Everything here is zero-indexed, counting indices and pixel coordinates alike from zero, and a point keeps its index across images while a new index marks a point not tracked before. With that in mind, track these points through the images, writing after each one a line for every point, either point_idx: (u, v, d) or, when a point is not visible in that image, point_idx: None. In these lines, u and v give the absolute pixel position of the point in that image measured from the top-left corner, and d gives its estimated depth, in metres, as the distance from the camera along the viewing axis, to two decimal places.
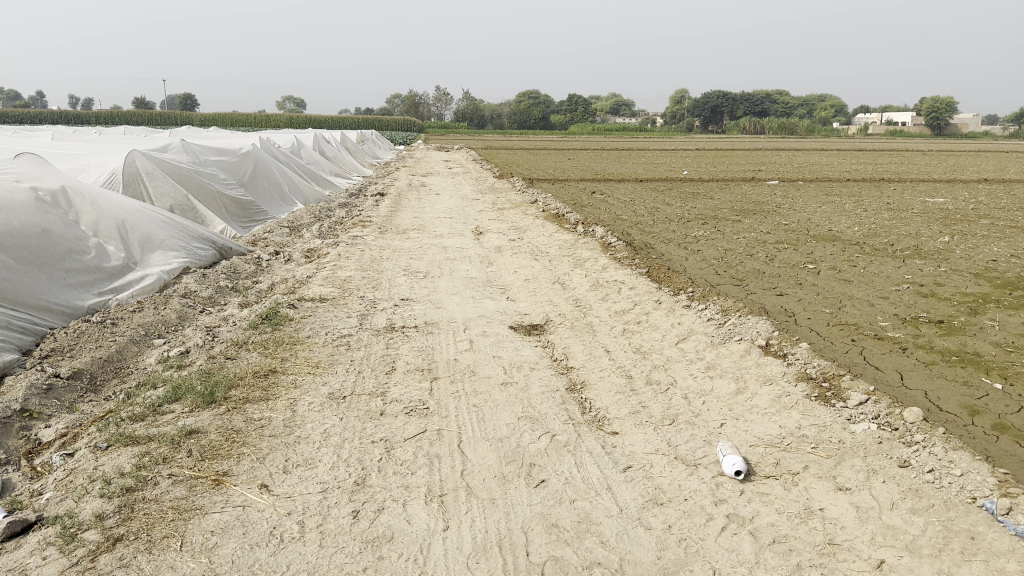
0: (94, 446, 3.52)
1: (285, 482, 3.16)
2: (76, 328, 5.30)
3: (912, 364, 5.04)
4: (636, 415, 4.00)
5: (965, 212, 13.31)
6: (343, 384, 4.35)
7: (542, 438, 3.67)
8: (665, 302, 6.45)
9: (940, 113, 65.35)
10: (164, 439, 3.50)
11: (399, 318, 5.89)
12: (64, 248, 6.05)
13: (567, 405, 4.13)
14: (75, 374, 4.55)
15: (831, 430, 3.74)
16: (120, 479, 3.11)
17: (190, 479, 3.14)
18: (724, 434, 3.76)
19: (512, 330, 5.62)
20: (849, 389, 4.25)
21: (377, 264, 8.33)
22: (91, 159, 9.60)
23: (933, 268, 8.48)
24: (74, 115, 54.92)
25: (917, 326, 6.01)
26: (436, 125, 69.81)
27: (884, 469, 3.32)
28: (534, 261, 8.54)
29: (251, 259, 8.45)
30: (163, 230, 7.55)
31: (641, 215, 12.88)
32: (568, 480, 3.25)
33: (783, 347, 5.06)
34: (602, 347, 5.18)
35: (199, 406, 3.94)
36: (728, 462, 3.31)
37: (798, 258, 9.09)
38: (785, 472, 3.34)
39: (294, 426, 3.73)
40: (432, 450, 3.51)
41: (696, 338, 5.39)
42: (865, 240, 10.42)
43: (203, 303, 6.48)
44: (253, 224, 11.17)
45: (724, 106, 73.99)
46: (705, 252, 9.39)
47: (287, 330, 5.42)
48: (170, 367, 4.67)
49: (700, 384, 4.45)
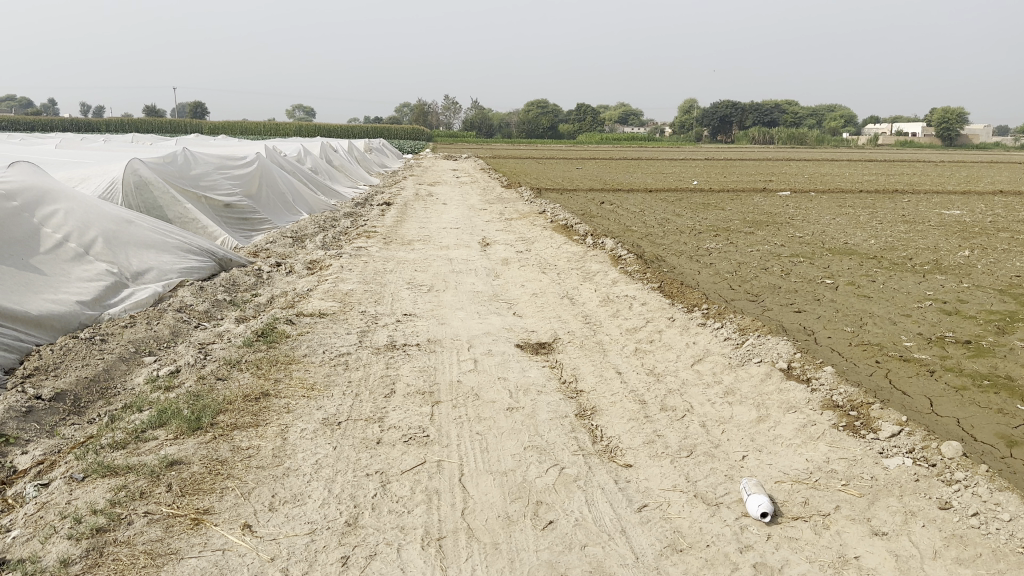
0: (70, 477, 3.27)
1: (270, 522, 2.91)
2: (63, 346, 5.07)
3: (942, 389, 4.75)
4: (651, 445, 3.73)
5: (983, 225, 12.99)
6: (338, 408, 4.10)
7: (550, 472, 3.41)
8: (679, 319, 6.17)
9: (951, 123, 64.77)
10: (143, 471, 3.25)
11: (401, 335, 5.64)
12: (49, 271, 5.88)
13: (577, 433, 3.87)
14: (58, 396, 4.31)
15: (862, 465, 3.47)
16: (91, 517, 2.86)
17: (167, 518, 2.88)
18: (747, 468, 3.48)
19: (518, 349, 5.36)
20: (879, 418, 3.96)
21: (380, 276, 8.08)
22: (91, 168, 9.37)
23: (955, 284, 8.18)
24: (84, 122, 54.88)
25: (943, 346, 5.72)
26: (444, 134, 69.69)
27: (924, 512, 3.05)
28: (542, 274, 8.29)
29: (252, 271, 8.22)
30: (159, 246, 7.34)
31: (652, 227, 12.60)
32: (579, 521, 2.99)
33: (807, 371, 4.77)
34: (614, 368, 4.93)
35: (184, 432, 3.69)
36: (754, 502, 3.03)
37: (815, 272, 8.81)
38: (814, 514, 3.07)
39: (284, 456, 3.48)
40: (431, 486, 3.25)
41: (713, 359, 5.12)
42: (882, 254, 10.12)
43: (199, 318, 6.25)
44: (254, 235, 10.95)
45: (733, 116, 73.69)
46: (719, 266, 9.11)
47: (283, 348, 5.18)
48: (158, 388, 4.43)
49: (719, 411, 4.18)
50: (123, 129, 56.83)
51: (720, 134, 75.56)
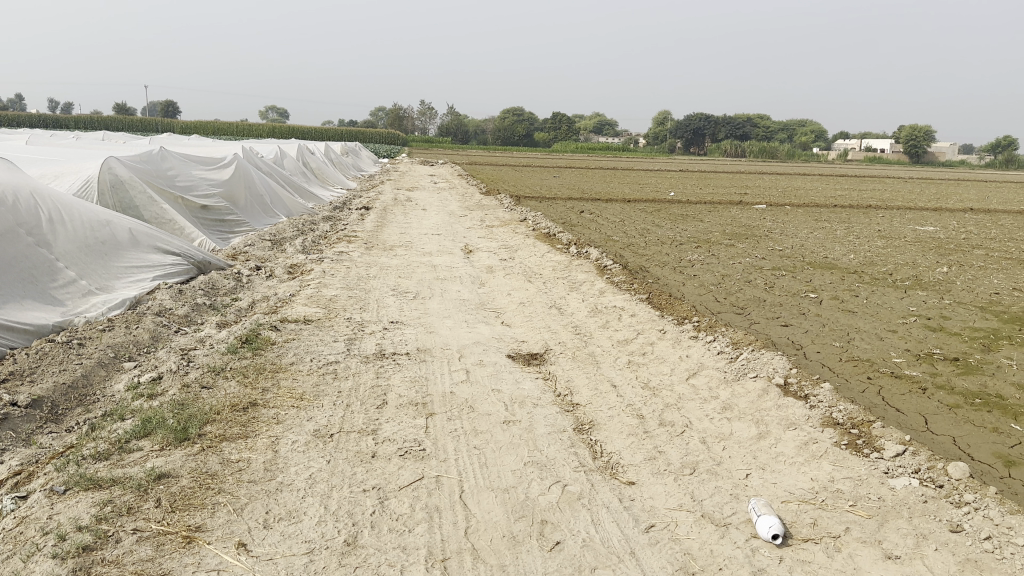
0: (51, 490, 3.11)
1: (266, 540, 2.78)
2: (39, 350, 4.88)
3: (936, 406, 4.73)
4: (653, 462, 3.65)
5: (958, 242, 13.16)
6: (330, 419, 3.97)
7: (552, 489, 3.32)
8: (669, 332, 6.12)
9: (918, 142, 65.79)
10: (129, 485, 3.10)
11: (389, 344, 5.52)
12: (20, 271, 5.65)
13: (577, 448, 3.78)
14: (34, 403, 4.13)
15: (868, 485, 3.43)
16: (76, 534, 2.72)
17: (157, 536, 2.75)
18: (751, 487, 3.42)
19: (509, 359, 5.27)
20: (880, 437, 3.92)
21: (364, 282, 7.95)
22: (65, 165, 9.12)
23: (936, 300, 8.24)
24: (52, 119, 53.79)
25: (933, 363, 5.72)
26: (418, 138, 69.37)
27: (935, 535, 3.02)
28: (528, 283, 8.21)
29: (232, 275, 8.04)
30: (134, 248, 7.12)
31: (634, 237, 12.59)
32: (587, 542, 2.90)
33: (804, 387, 4.73)
34: (609, 381, 4.85)
35: (170, 443, 3.54)
36: (765, 524, 2.97)
37: (798, 286, 8.83)
38: (825, 535, 3.02)
39: (276, 470, 3.35)
40: (432, 503, 3.14)
41: (707, 373, 5.06)
42: (863, 269, 10.19)
43: (179, 322, 6.07)
44: (232, 237, 10.74)
45: (707, 129, 74.40)
46: (703, 278, 9.10)
47: (269, 355, 5.04)
48: (140, 396, 4.26)
49: (718, 427, 4.11)
50: (93, 125, 55.86)
51: (693, 146, 76.26)
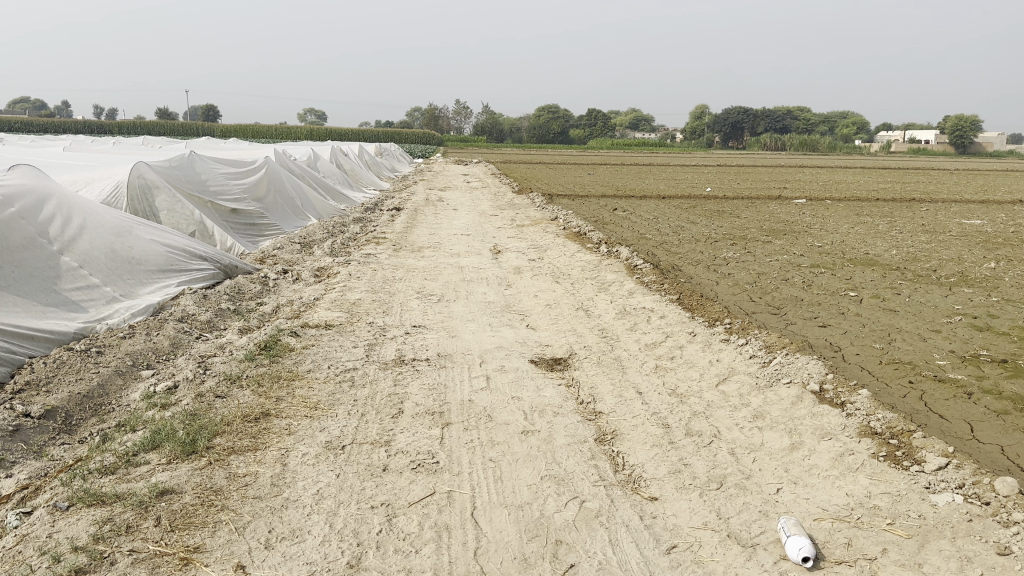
0: (54, 505, 3.03)
1: (266, 562, 2.67)
2: (57, 358, 4.86)
3: (982, 413, 4.46)
4: (677, 475, 3.47)
5: (1006, 235, 12.66)
6: (342, 431, 3.85)
7: (569, 506, 3.16)
8: (700, 334, 5.90)
9: (965, 132, 63.75)
10: (131, 502, 3.01)
11: (410, 349, 5.39)
12: (40, 278, 5.63)
13: (597, 460, 3.61)
14: (48, 413, 4.09)
15: (908, 501, 3.21)
16: (72, 556, 2.64)
17: (153, 558, 2.66)
18: (783, 503, 3.22)
19: (532, 365, 5.11)
20: (922, 448, 3.68)
21: (390, 285, 7.86)
22: (95, 172, 9.21)
23: (983, 298, 7.88)
24: (96, 124, 54.99)
25: (979, 365, 5.42)
26: (453, 138, 69.41)
27: (980, 558, 2.80)
28: (556, 284, 8.04)
29: (257, 279, 7.99)
30: (160, 252, 7.09)
31: (668, 235, 12.34)
32: (602, 565, 2.74)
33: (841, 394, 4.48)
34: (634, 388, 4.66)
35: (178, 457, 3.45)
36: (794, 546, 2.78)
37: (837, 283, 8.53)
38: (859, 557, 2.82)
39: (283, 485, 3.24)
40: (441, 521, 3.00)
41: (738, 379, 4.84)
42: (905, 265, 9.81)
43: (200, 328, 6.02)
44: (261, 240, 10.74)
45: (744, 123, 73.33)
46: (738, 276, 8.85)
47: (286, 363, 4.94)
48: (154, 406, 4.20)
49: (749, 437, 3.91)
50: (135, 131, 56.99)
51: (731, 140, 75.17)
